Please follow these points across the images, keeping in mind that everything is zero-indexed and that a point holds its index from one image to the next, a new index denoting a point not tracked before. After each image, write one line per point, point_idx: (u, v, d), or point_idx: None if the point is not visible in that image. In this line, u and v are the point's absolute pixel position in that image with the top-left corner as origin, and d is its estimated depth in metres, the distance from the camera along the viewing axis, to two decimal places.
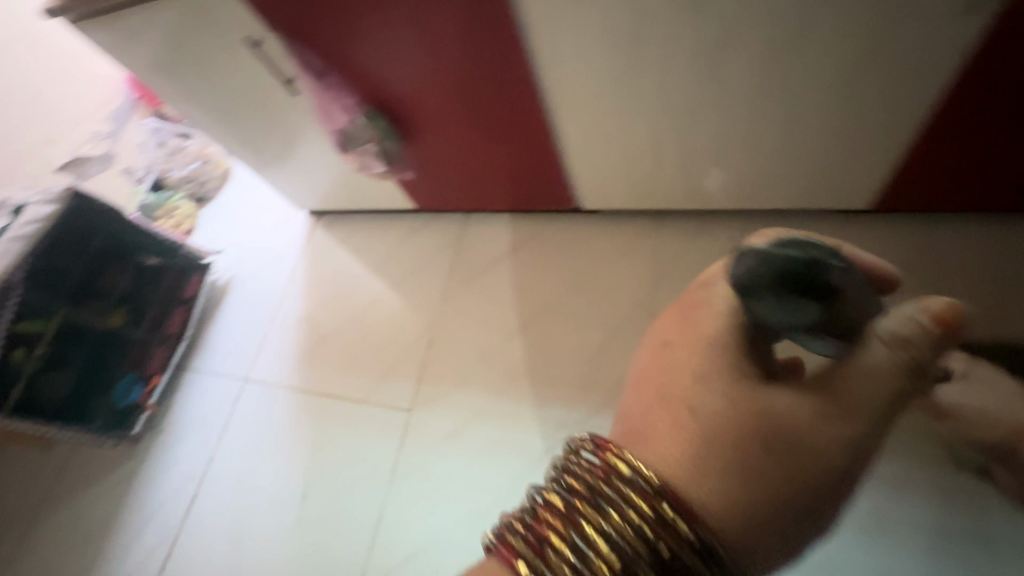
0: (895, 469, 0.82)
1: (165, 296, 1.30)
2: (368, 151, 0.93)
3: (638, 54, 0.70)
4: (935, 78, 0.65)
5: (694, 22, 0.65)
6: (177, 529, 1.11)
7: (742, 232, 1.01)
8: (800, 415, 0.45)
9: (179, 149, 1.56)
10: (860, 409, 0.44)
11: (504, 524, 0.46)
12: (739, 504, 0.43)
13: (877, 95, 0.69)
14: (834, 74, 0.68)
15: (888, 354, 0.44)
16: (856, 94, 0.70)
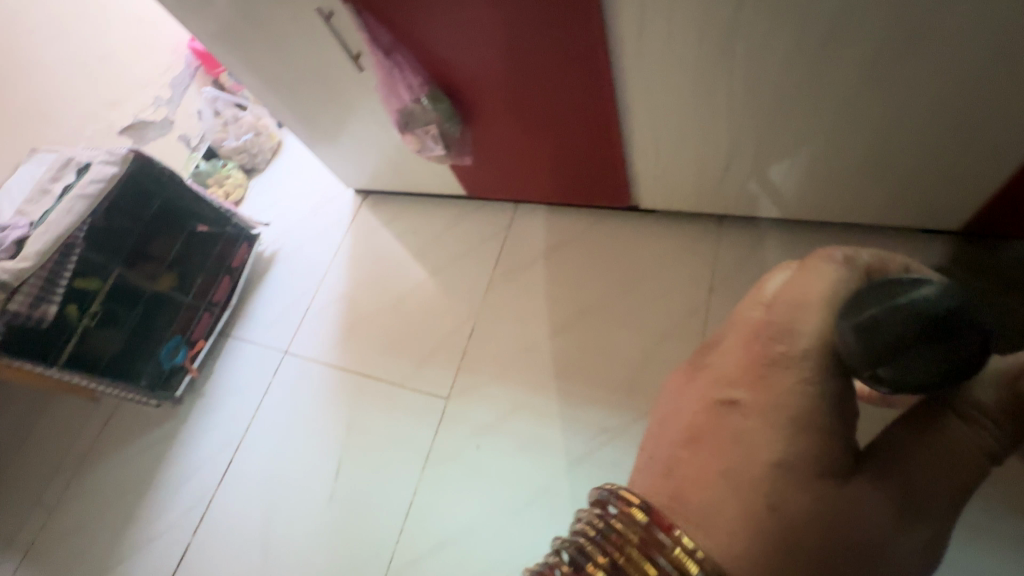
0: (968, 513, 0.76)
1: (213, 265, 1.33)
2: (429, 133, 0.91)
3: (725, 45, 0.65)
4: None
5: (799, 17, 0.59)
6: (213, 493, 1.14)
7: (811, 245, 0.95)
8: (873, 517, 0.33)
9: (234, 119, 1.58)
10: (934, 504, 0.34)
11: None
12: None
13: (998, 109, 0.62)
14: (952, 83, 0.61)
15: (971, 433, 0.34)
16: (973, 107, 0.63)
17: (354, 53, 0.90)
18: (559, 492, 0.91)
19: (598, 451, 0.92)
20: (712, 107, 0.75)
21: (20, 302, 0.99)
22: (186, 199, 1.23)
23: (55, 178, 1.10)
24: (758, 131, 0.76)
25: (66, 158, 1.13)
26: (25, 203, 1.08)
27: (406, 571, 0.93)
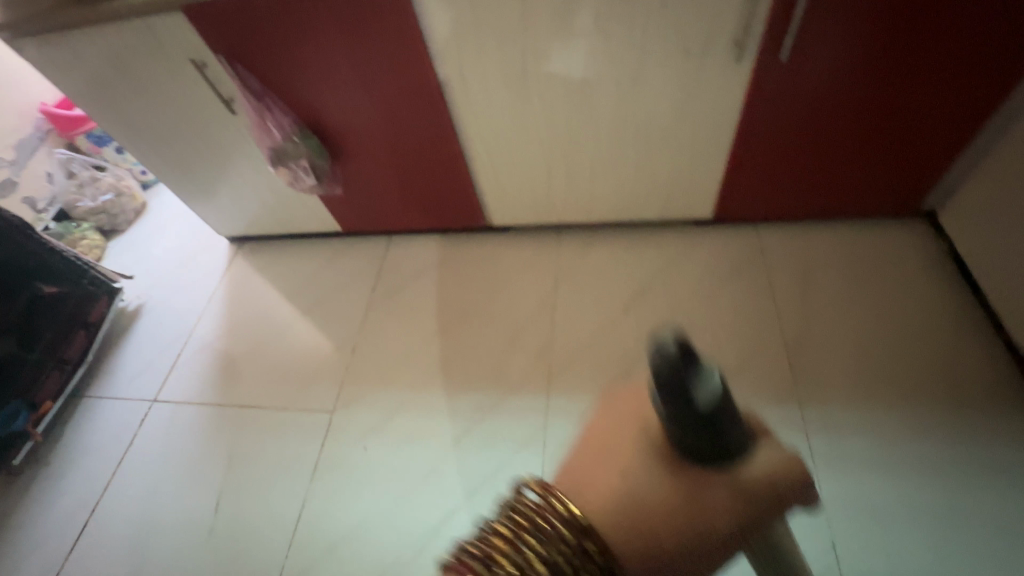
0: (775, 416, 0.96)
1: (67, 321, 1.24)
2: (301, 166, 1.04)
3: (523, 78, 0.91)
4: (729, 106, 0.93)
5: (563, 59, 0.88)
6: (62, 563, 1.02)
7: (623, 244, 1.24)
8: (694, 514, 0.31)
9: (91, 180, 1.56)
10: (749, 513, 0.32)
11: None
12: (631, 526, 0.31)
13: (697, 119, 0.96)
14: (667, 102, 0.93)
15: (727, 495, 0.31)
16: (684, 118, 0.96)
17: (226, 98, 1.02)
18: (446, 471, 0.99)
19: (475, 427, 1.03)
20: (527, 126, 1.00)
21: None
22: (36, 254, 1.18)
23: None
24: (562, 143, 1.03)
25: None
26: None
27: None
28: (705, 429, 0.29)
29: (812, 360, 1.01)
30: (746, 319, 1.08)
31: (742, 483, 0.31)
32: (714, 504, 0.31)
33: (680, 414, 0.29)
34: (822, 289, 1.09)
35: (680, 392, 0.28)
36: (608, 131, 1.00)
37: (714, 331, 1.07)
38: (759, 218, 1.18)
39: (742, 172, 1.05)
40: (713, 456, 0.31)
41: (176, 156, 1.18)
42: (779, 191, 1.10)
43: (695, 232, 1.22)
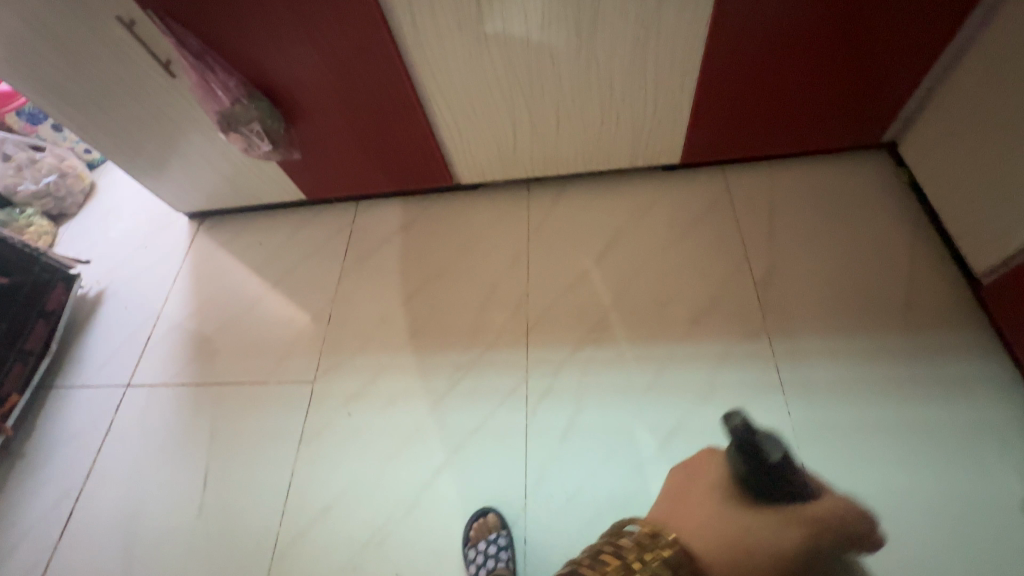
0: (748, 351, 0.99)
1: (23, 311, 1.18)
2: (254, 130, 0.98)
3: (475, 19, 0.86)
4: (692, 44, 0.91)
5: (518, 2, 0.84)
6: (50, 552, 1.01)
7: (594, 193, 1.23)
8: (778, 534, 0.59)
9: (30, 162, 1.45)
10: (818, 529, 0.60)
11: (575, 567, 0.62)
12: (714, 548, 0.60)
13: (661, 60, 0.93)
14: (629, 44, 0.91)
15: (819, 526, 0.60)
16: (647, 60, 0.93)
17: (164, 59, 0.96)
18: (431, 430, 1.00)
19: (458, 384, 1.04)
20: (485, 74, 0.96)
21: None
22: None
23: None
24: (525, 90, 0.99)
25: None
26: None
27: (295, 549, 0.93)
28: (772, 480, 0.60)
29: (782, 297, 1.04)
30: (716, 260, 1.10)
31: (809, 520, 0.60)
32: (781, 544, 0.59)
33: (752, 455, 0.61)
34: (788, 227, 1.11)
35: (756, 452, 0.61)
36: (570, 75, 0.96)
37: (686, 274, 1.09)
38: (728, 160, 1.18)
39: (709, 112, 1.04)
40: (777, 492, 0.61)
41: (119, 130, 1.12)
42: (746, 132, 1.09)
43: (664, 177, 1.22)
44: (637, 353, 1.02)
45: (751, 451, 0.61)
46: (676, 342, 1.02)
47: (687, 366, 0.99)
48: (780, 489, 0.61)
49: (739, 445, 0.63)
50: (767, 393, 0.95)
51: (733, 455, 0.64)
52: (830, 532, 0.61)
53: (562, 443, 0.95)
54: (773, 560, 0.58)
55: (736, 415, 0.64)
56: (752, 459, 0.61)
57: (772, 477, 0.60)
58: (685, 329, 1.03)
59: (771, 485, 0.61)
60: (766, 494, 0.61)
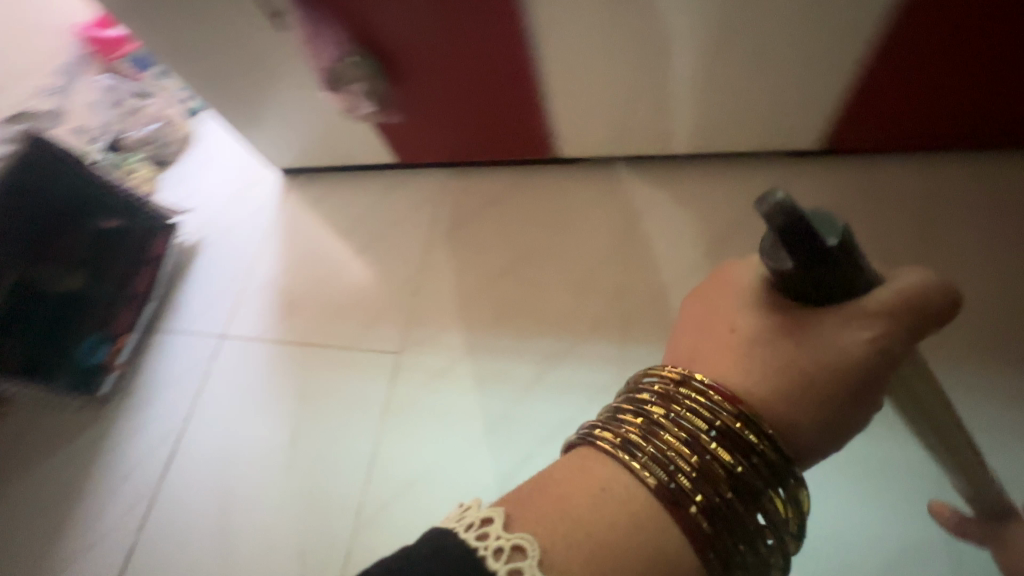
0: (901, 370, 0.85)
1: (132, 256, 1.25)
2: (358, 91, 0.94)
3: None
4: (870, 10, 0.76)
5: None
6: (156, 485, 1.09)
7: (710, 176, 1.08)
8: (849, 347, 0.43)
9: (135, 110, 1.51)
10: (803, 392, 0.45)
11: (592, 434, 0.47)
12: (791, 395, 0.45)
13: (825, 28, 0.79)
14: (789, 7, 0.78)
15: (863, 337, 0.43)
16: (807, 27, 0.80)
17: (274, 10, 0.93)
18: (516, 418, 0.97)
19: (546, 373, 0.99)
20: (611, 33, 0.85)
21: None
22: (97, 190, 1.17)
23: None
24: (653, 55, 0.87)
25: None
26: None
27: (375, 521, 0.95)
28: (832, 277, 0.39)
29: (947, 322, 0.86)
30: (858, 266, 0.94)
31: (859, 335, 0.43)
32: (838, 357, 0.44)
33: (807, 258, 0.36)
34: (956, 233, 0.92)
35: (809, 247, 0.36)
36: (709, 39, 0.84)
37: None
38: (883, 150, 0.99)
39: (872, 94, 0.88)
40: (831, 283, 0.39)
41: (222, 81, 1.11)
42: (913, 121, 0.92)
43: (798, 161, 1.03)
44: None
45: (806, 248, 0.36)
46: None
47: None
48: (836, 290, 0.40)
49: (797, 253, 0.36)
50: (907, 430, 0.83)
51: (783, 264, 0.38)
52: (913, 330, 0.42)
53: None
54: (827, 371, 0.44)
55: (774, 203, 0.34)
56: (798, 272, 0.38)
57: (834, 273, 0.38)
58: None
59: (818, 280, 0.39)
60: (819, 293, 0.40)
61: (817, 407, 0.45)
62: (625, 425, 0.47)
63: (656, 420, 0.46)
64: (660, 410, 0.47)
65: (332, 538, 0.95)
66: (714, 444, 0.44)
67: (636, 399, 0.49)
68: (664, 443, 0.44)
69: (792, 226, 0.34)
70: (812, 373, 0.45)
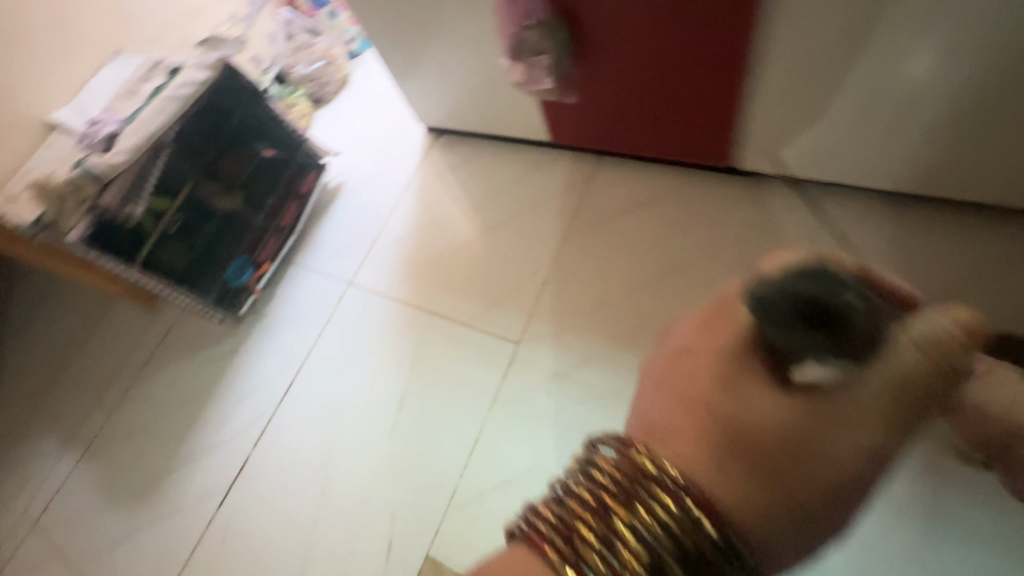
0: None
1: (284, 188, 1.31)
2: (540, 63, 0.85)
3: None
4: None
5: None
6: (272, 411, 1.17)
7: (918, 228, 0.95)
8: (840, 449, 0.35)
9: (306, 46, 1.56)
10: (783, 501, 0.35)
11: (530, 521, 0.41)
12: (755, 507, 0.35)
13: None
14: None
15: (859, 436, 0.35)
16: None
17: None
18: None
19: None
20: (861, 37, 0.71)
21: (111, 196, 1.02)
22: (262, 119, 1.22)
23: (143, 79, 1.09)
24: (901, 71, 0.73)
25: (155, 61, 1.11)
26: (114, 101, 1.08)
27: (469, 506, 0.94)
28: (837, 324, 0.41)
29: None
30: None
31: (853, 423, 0.35)
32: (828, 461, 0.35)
33: (803, 318, 0.34)
34: None
35: (797, 310, 0.34)
36: (989, 62, 0.68)
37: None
38: None
39: None
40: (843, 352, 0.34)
41: (398, 33, 1.07)
42: None
43: None
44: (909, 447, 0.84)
45: (798, 314, 0.34)
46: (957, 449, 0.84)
47: (966, 482, 0.81)
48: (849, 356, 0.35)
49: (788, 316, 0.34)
50: None
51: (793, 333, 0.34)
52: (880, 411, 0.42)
53: None
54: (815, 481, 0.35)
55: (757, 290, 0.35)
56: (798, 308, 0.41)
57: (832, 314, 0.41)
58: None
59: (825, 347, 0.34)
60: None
61: (790, 530, 0.35)
62: (570, 523, 0.40)
63: (613, 522, 0.39)
64: (620, 510, 0.39)
65: (424, 510, 0.96)
66: (674, 563, 0.37)
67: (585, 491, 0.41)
68: (619, 561, 0.38)
69: (777, 297, 0.35)
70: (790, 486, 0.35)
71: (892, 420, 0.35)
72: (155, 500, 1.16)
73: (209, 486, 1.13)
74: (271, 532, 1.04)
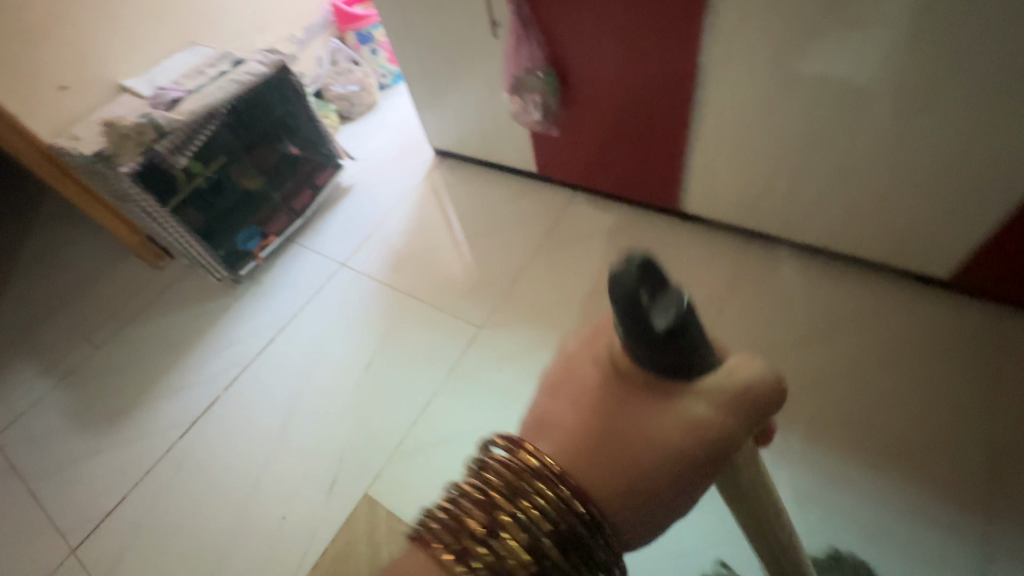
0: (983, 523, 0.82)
1: (303, 179, 1.51)
2: (533, 100, 1.11)
3: (783, 55, 0.85)
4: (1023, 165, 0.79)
5: (835, 69, 0.82)
6: (249, 361, 1.28)
7: (832, 278, 1.11)
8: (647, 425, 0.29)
9: (346, 71, 1.79)
10: (612, 473, 0.29)
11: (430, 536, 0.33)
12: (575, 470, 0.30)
13: (973, 168, 0.83)
14: (945, 141, 0.82)
15: (700, 420, 0.29)
16: (961, 161, 0.83)
17: (494, 21, 1.10)
18: None
19: None
20: (764, 115, 0.94)
21: (164, 145, 1.18)
22: (298, 119, 1.45)
23: (211, 65, 1.33)
24: (800, 139, 0.94)
25: (225, 53, 1.36)
26: (182, 77, 1.30)
27: (411, 456, 1.05)
28: (672, 351, 0.26)
29: None
30: (935, 393, 0.94)
31: (679, 420, 0.29)
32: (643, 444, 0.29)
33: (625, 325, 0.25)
34: None
35: (631, 322, 0.25)
36: (852, 143, 0.90)
37: (898, 405, 0.94)
38: (1010, 301, 0.98)
39: (1004, 247, 0.90)
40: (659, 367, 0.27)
41: (427, 66, 1.33)
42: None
43: (926, 291, 1.05)
44: (802, 447, 0.93)
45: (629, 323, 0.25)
46: (860, 464, 0.90)
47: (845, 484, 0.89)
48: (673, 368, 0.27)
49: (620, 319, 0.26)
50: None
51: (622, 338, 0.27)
52: (760, 408, 0.30)
53: None
54: (636, 457, 0.29)
55: (623, 276, 0.24)
56: (636, 346, 0.27)
57: (676, 351, 0.26)
58: (870, 459, 0.90)
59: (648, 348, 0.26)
60: (669, 370, 0.27)
61: (620, 495, 0.29)
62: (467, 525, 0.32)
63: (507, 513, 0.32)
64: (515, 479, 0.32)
65: (370, 460, 1.06)
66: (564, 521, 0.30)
67: (474, 480, 0.34)
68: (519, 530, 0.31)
69: (646, 307, 0.24)
70: (599, 455, 0.30)
71: (674, 403, 0.29)
72: (119, 428, 1.23)
73: (174, 421, 1.21)
74: (221, 466, 1.12)
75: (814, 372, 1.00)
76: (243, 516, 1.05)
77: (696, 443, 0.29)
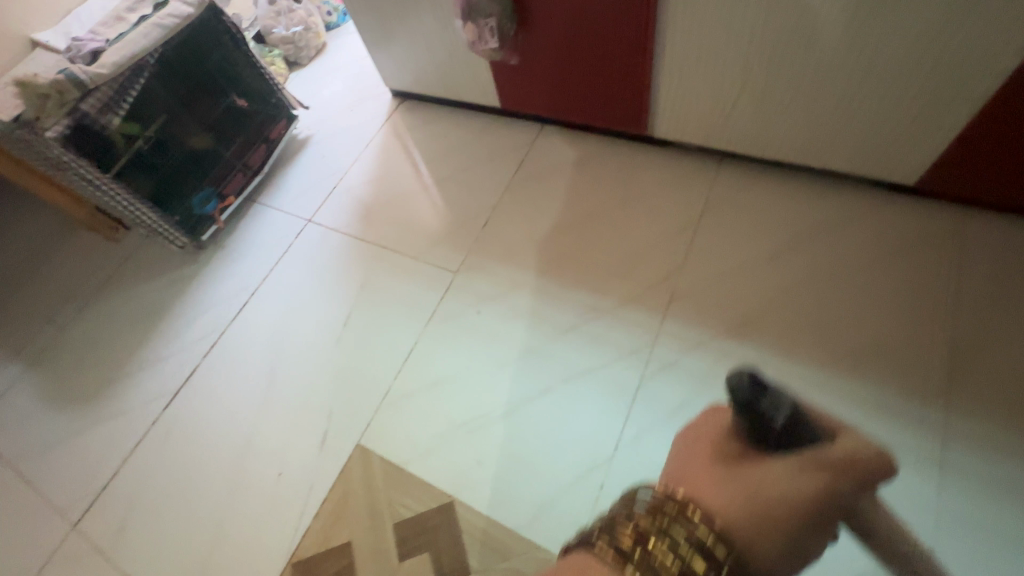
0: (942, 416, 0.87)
1: (254, 133, 1.41)
2: (488, 25, 1.03)
3: None
4: (989, 63, 0.76)
5: None
6: (224, 327, 1.25)
7: (803, 196, 1.11)
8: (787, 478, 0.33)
9: (287, 10, 1.65)
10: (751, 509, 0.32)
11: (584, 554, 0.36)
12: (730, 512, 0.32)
13: (940, 71, 0.80)
14: (912, 44, 0.79)
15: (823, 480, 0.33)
16: (928, 63, 0.80)
17: None
18: (546, 353, 1.05)
19: (582, 325, 1.07)
20: (729, 27, 0.89)
21: (91, 103, 1.09)
22: (239, 66, 1.33)
23: (131, 10, 1.20)
24: (767, 51, 0.90)
25: None
26: (99, 25, 1.18)
27: (398, 405, 1.07)
28: (787, 434, 0.34)
29: (996, 377, 0.88)
30: (900, 300, 0.96)
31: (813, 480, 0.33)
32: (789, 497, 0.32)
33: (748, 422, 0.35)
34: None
35: (753, 412, 0.35)
36: (820, 53, 0.86)
37: (864, 313, 0.97)
38: (973, 203, 0.99)
39: (969, 151, 0.89)
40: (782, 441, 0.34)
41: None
42: (1003, 180, 0.92)
43: (892, 201, 1.05)
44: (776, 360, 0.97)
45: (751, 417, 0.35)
46: (831, 372, 0.93)
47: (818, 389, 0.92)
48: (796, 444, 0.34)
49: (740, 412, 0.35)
50: (917, 464, 0.85)
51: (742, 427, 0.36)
52: (870, 480, 0.34)
53: (664, 421, 0.94)
54: (787, 509, 0.32)
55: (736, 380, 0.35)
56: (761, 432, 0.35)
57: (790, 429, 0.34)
58: (839, 366, 0.94)
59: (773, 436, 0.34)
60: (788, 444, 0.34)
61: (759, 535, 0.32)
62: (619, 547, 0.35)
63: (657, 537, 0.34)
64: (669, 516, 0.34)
65: (357, 411, 1.08)
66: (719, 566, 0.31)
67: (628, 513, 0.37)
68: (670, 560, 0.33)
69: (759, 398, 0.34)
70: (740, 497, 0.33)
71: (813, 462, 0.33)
72: (101, 403, 1.21)
73: (156, 392, 1.20)
74: (210, 432, 1.12)
75: (784, 288, 1.02)
76: (238, 476, 1.06)
77: (826, 493, 0.32)
